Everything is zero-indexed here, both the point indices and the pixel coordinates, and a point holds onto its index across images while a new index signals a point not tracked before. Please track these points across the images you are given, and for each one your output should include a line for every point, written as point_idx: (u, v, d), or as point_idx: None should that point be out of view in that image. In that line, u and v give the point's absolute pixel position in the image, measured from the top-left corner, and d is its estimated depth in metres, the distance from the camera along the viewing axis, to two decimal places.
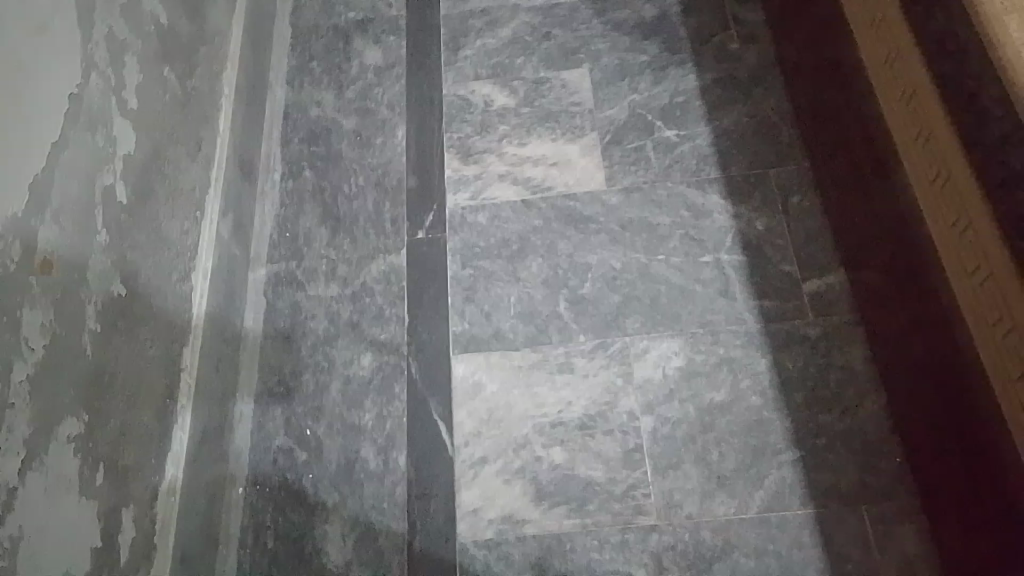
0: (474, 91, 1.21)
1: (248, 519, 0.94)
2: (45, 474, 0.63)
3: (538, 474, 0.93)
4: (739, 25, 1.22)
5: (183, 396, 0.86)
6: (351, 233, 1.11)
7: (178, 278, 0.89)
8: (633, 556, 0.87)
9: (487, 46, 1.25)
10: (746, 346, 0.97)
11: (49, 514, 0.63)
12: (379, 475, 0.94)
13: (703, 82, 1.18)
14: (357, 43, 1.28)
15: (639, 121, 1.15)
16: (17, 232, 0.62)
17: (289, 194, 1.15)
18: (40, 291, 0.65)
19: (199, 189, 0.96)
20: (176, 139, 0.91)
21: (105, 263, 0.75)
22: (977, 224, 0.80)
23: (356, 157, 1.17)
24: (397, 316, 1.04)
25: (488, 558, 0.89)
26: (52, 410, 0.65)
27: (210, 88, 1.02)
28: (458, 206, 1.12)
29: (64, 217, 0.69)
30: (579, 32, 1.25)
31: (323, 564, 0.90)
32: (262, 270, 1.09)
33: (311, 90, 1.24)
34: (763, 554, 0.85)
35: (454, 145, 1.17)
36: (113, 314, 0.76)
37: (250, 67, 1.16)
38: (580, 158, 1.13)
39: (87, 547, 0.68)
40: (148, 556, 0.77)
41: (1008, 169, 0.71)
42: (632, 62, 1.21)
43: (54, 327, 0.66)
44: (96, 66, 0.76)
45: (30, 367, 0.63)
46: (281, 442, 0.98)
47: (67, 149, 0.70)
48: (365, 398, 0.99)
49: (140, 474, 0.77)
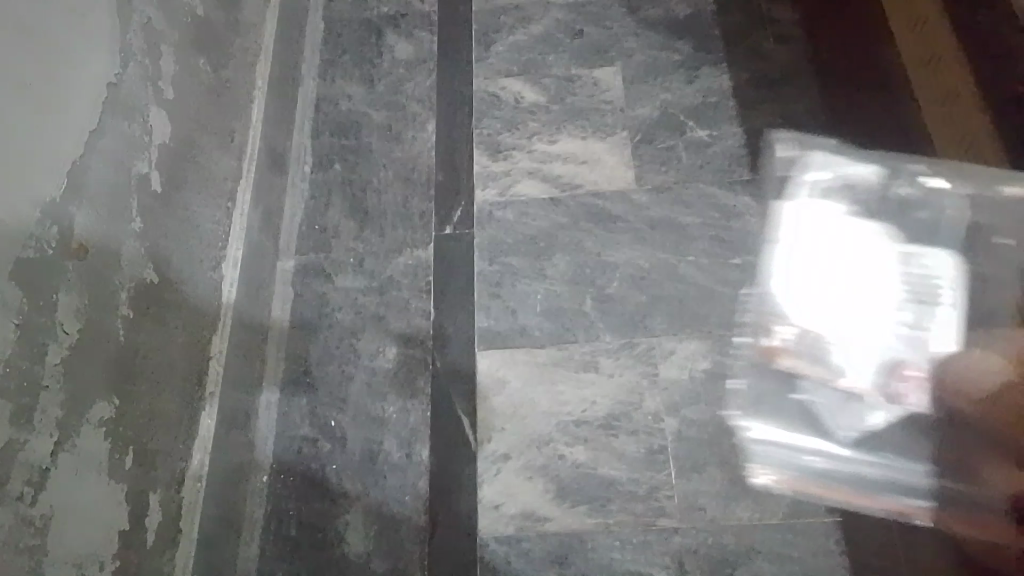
0: (504, 87, 1.21)
1: (271, 506, 0.95)
2: (75, 456, 0.64)
3: (558, 472, 0.92)
4: (774, 24, 1.21)
5: (211, 384, 0.87)
6: (379, 226, 1.11)
7: (209, 266, 0.90)
8: (655, 557, 0.86)
9: (518, 43, 1.25)
10: (775, 350, 0.96)
11: (77, 495, 0.64)
12: (401, 468, 0.95)
13: (736, 82, 1.16)
14: (389, 37, 1.28)
15: (671, 120, 1.14)
16: (54, 217, 0.63)
17: (318, 186, 1.15)
18: (76, 276, 0.65)
19: (231, 179, 0.97)
20: (209, 130, 0.92)
21: (139, 251, 0.76)
22: None
23: (385, 151, 1.17)
24: (423, 310, 1.04)
25: (509, 554, 0.89)
26: (84, 392, 0.66)
27: (244, 80, 1.03)
28: (486, 202, 1.11)
29: (99, 204, 0.69)
30: (611, 30, 1.24)
31: (343, 553, 0.90)
32: (290, 261, 1.09)
33: (344, 84, 1.24)
34: (786, 561, 0.84)
35: (483, 140, 1.16)
36: (146, 300, 0.77)
37: (284, 59, 1.17)
38: (610, 156, 1.12)
39: (114, 529, 0.69)
40: (173, 538, 0.79)
41: None
42: (664, 60, 1.20)
43: (87, 312, 0.67)
44: (134, 56, 0.77)
45: (64, 351, 0.64)
46: (305, 432, 0.98)
47: (104, 137, 0.71)
48: (390, 390, 1.00)
49: (166, 461, 0.78)
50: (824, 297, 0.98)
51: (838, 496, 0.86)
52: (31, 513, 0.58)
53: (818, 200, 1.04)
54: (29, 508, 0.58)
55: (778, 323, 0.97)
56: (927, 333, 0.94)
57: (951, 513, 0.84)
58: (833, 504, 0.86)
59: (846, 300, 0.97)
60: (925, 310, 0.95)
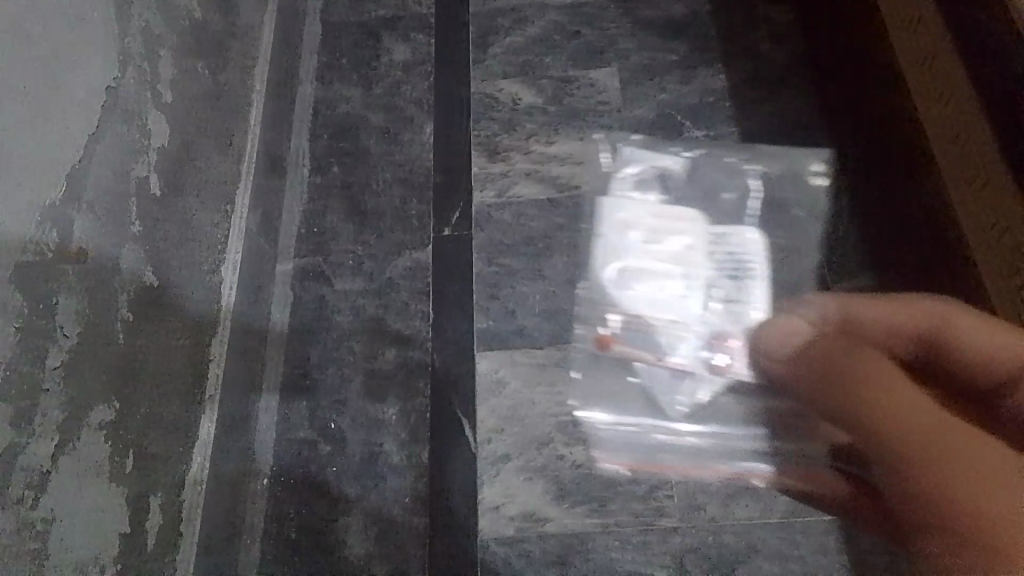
0: (502, 89, 1.21)
1: (270, 510, 0.95)
2: (78, 459, 0.64)
3: (559, 473, 0.93)
4: (770, 24, 1.20)
5: (211, 388, 0.87)
6: (377, 228, 1.11)
7: (209, 269, 0.90)
8: (655, 556, 0.87)
9: (514, 45, 1.24)
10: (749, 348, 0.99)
11: (78, 498, 0.64)
12: (401, 469, 0.95)
13: (733, 82, 1.16)
14: (386, 40, 1.27)
15: (668, 121, 1.14)
16: (54, 220, 0.63)
17: (316, 189, 1.15)
18: (74, 279, 0.65)
19: (230, 182, 0.97)
20: (207, 133, 0.92)
21: (138, 254, 0.76)
22: None
23: (383, 153, 1.17)
24: (422, 312, 1.05)
25: (509, 555, 0.89)
26: (83, 395, 0.66)
27: (242, 83, 1.03)
28: (485, 204, 1.12)
29: (98, 206, 0.69)
30: (608, 31, 1.23)
31: (343, 556, 0.91)
32: (289, 264, 1.09)
33: (341, 86, 1.24)
34: (786, 560, 0.86)
35: (480, 142, 1.16)
36: (146, 303, 0.77)
37: (281, 62, 1.17)
38: (607, 157, 1.13)
39: (115, 532, 0.69)
40: (174, 541, 0.79)
41: None
42: (661, 61, 1.20)
43: (86, 315, 0.67)
44: (133, 59, 0.77)
45: (64, 354, 0.64)
46: (304, 434, 0.99)
47: (104, 141, 0.71)
48: (388, 393, 1.00)
49: (166, 464, 0.78)
50: (658, 282, 1.04)
51: (671, 470, 0.92)
52: (32, 515, 0.58)
53: (637, 194, 1.10)
54: (30, 510, 0.58)
55: (609, 313, 1.02)
56: (744, 305, 1.01)
57: (782, 470, 0.91)
58: (670, 477, 0.92)
59: (671, 283, 1.03)
60: (739, 286, 1.02)
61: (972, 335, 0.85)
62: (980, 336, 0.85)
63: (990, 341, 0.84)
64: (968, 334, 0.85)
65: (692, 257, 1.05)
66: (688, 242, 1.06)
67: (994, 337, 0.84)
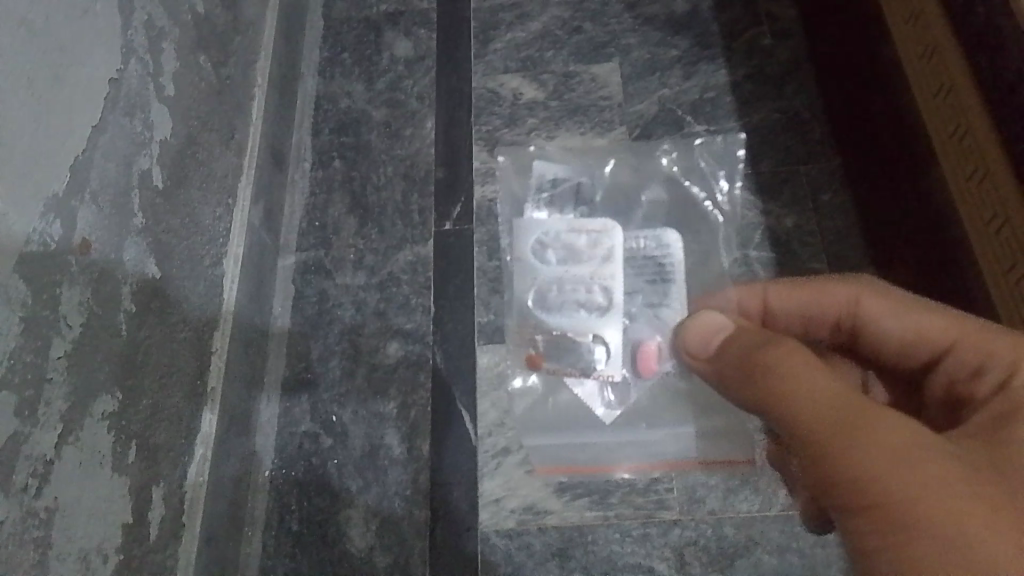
0: (503, 84, 1.21)
1: (273, 501, 0.96)
2: (80, 449, 0.64)
3: (563, 467, 0.95)
4: (772, 21, 1.20)
5: (212, 380, 0.88)
6: (379, 223, 1.12)
7: (211, 263, 0.90)
8: (655, 549, 0.91)
9: (517, 40, 1.24)
10: None
11: (84, 488, 0.65)
12: (402, 462, 0.97)
13: (734, 78, 1.17)
14: (388, 35, 1.27)
15: (669, 116, 1.15)
16: (59, 211, 0.64)
17: (318, 183, 1.16)
18: (79, 271, 0.66)
19: (232, 176, 0.97)
20: (208, 126, 0.92)
21: (140, 246, 0.76)
22: (1001, 207, 0.78)
23: (384, 148, 1.17)
24: (423, 306, 1.05)
25: (510, 547, 0.92)
26: (88, 386, 0.66)
27: (244, 77, 1.03)
28: (486, 198, 1.12)
29: (103, 198, 0.70)
30: (610, 26, 1.23)
31: (346, 548, 0.93)
32: (290, 258, 1.10)
33: (342, 81, 1.24)
34: (785, 553, 0.89)
35: (482, 137, 1.17)
36: (149, 296, 0.77)
37: (283, 55, 1.16)
38: (608, 151, 1.13)
39: (118, 523, 0.70)
40: (177, 533, 0.79)
41: (1016, 165, 0.73)
42: (662, 57, 1.20)
43: (92, 306, 0.68)
44: (135, 52, 0.77)
45: (68, 345, 0.64)
46: (306, 427, 1.00)
47: (107, 132, 0.71)
48: (389, 386, 1.01)
49: (168, 456, 0.79)
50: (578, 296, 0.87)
51: (617, 471, 0.93)
52: (37, 505, 0.59)
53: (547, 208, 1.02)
54: (33, 499, 0.59)
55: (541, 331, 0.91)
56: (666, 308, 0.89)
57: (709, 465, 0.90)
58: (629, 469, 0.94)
59: (591, 297, 0.87)
60: (661, 287, 0.90)
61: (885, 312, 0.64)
62: (894, 309, 0.64)
63: (893, 318, 0.64)
64: (881, 312, 0.64)
65: (613, 265, 0.88)
66: (607, 247, 0.89)
67: (913, 310, 0.62)
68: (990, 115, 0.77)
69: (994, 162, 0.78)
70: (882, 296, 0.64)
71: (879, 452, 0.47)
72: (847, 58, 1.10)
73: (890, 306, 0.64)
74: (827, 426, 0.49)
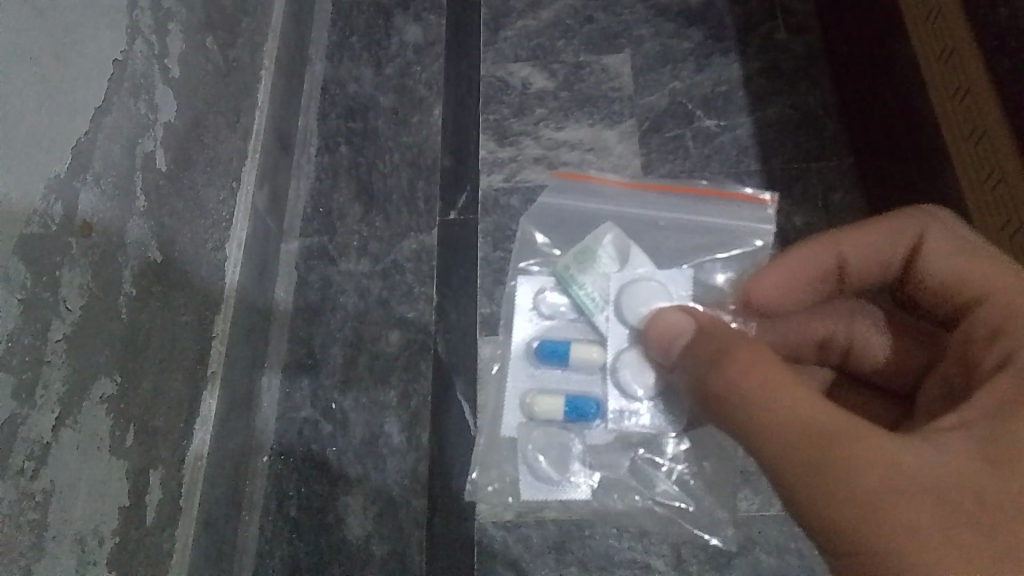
0: (513, 72, 1.19)
1: (272, 487, 0.97)
2: (78, 432, 0.64)
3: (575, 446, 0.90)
4: (787, 14, 1.18)
5: (213, 364, 0.88)
6: (385, 210, 1.11)
7: (214, 247, 0.90)
8: (653, 546, 0.91)
9: (527, 27, 1.21)
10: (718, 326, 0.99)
11: (81, 471, 0.65)
12: (402, 452, 0.97)
13: (747, 72, 1.15)
14: (398, 19, 1.25)
15: (679, 109, 1.14)
16: (60, 193, 0.63)
17: (324, 168, 1.15)
18: (80, 252, 0.65)
19: (237, 160, 0.96)
20: (214, 110, 0.92)
21: (144, 230, 0.76)
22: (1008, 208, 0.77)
23: (392, 135, 1.16)
24: (426, 295, 1.05)
25: (507, 540, 0.92)
26: (89, 369, 0.66)
27: (251, 60, 1.02)
28: (492, 187, 1.11)
29: (105, 180, 0.69)
30: (622, 16, 1.21)
31: (344, 535, 0.94)
32: (293, 243, 1.10)
33: (350, 65, 1.23)
34: (784, 553, 0.90)
35: (491, 126, 1.15)
36: (151, 277, 0.77)
37: (292, 38, 1.15)
38: (619, 145, 1.12)
39: (117, 506, 0.70)
40: (174, 518, 0.79)
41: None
42: (675, 48, 1.18)
43: (92, 288, 0.67)
44: (141, 33, 0.76)
45: (68, 326, 0.64)
46: (306, 413, 1.00)
47: (112, 113, 0.71)
48: (391, 375, 1.01)
49: (168, 439, 0.79)
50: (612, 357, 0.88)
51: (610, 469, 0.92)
52: (33, 487, 0.59)
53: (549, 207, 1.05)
54: (31, 482, 0.59)
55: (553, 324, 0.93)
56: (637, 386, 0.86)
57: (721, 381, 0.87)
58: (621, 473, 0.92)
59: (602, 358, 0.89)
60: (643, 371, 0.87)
61: (939, 255, 0.62)
62: (950, 251, 0.61)
63: (947, 264, 0.61)
64: (937, 252, 0.62)
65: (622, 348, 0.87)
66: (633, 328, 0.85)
67: (965, 258, 0.60)
68: (1013, 129, 0.75)
69: (1003, 166, 0.77)
70: (946, 234, 0.62)
71: (839, 469, 0.47)
72: (860, 54, 1.06)
73: (946, 250, 0.61)
74: (793, 441, 0.49)
